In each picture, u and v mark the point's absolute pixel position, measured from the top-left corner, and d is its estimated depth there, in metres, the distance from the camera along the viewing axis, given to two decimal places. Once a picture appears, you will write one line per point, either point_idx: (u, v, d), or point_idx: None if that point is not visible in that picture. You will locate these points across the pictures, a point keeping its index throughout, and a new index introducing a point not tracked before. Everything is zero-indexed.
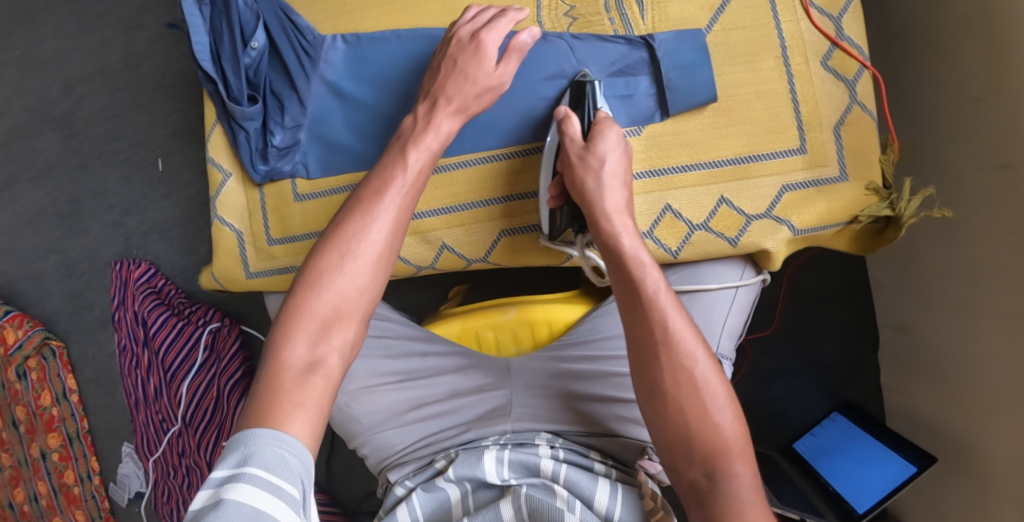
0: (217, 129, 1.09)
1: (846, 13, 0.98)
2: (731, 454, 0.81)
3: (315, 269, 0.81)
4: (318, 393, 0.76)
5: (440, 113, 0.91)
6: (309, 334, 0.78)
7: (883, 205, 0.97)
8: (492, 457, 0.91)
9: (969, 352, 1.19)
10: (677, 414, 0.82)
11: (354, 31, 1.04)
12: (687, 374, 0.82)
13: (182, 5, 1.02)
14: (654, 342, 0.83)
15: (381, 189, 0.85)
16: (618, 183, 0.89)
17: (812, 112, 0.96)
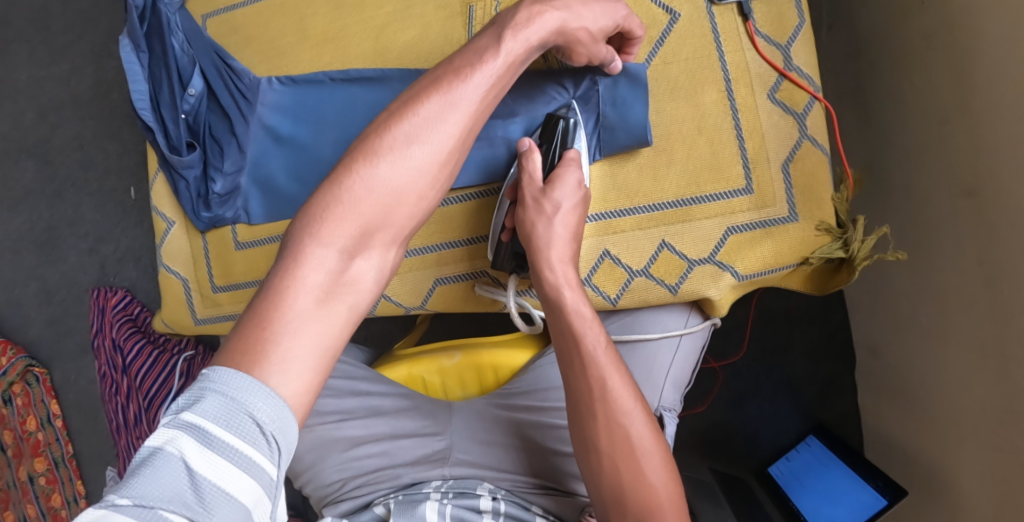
0: (159, 178, 1.08)
1: (795, 40, 0.93)
2: (664, 515, 0.79)
3: (375, 150, 0.73)
4: (342, 313, 0.68)
5: (543, 11, 0.80)
6: (346, 235, 0.70)
7: (835, 246, 0.92)
8: (433, 509, 0.86)
9: (940, 379, 1.14)
10: (613, 475, 0.80)
11: (288, 73, 1.03)
12: (622, 433, 0.80)
13: (119, 53, 1.02)
14: (589, 398, 0.81)
15: (464, 73, 0.77)
16: (565, 229, 0.83)
17: (757, 148, 0.92)
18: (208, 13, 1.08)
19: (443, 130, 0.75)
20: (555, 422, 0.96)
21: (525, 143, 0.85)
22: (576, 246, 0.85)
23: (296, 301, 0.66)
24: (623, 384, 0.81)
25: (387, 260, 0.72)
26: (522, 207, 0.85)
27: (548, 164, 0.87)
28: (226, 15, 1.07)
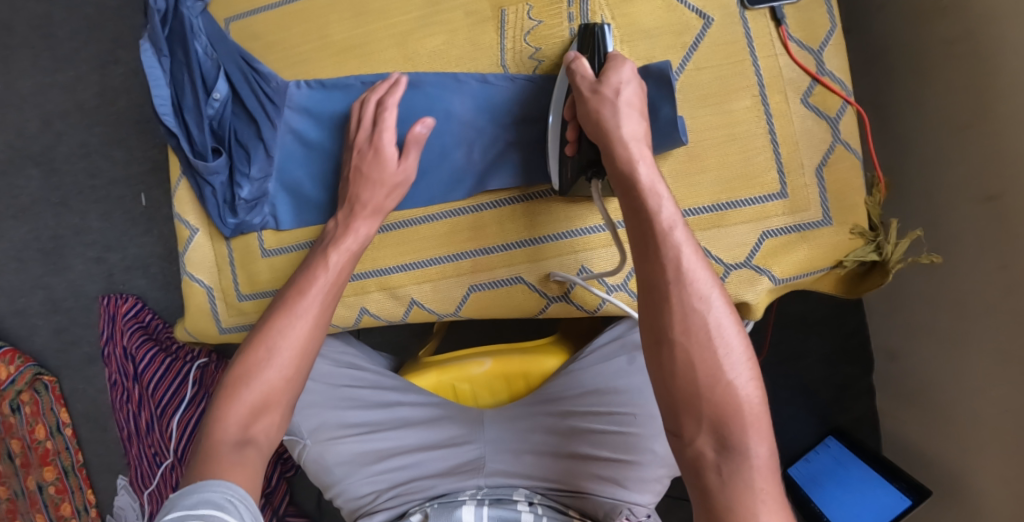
0: (182, 184, 1.07)
1: (827, 46, 0.93)
2: (744, 422, 0.71)
3: (245, 358, 0.83)
4: (251, 469, 0.77)
5: (357, 216, 0.91)
6: (240, 415, 0.80)
7: (869, 249, 0.93)
8: (470, 511, 0.88)
9: (959, 385, 1.13)
10: (685, 372, 0.73)
11: (316, 77, 1.00)
12: (699, 320, 0.73)
13: (140, 56, 0.99)
14: (664, 281, 0.74)
15: (302, 287, 0.87)
16: (633, 113, 0.81)
17: (790, 154, 0.92)
18: (231, 16, 1.04)
19: (297, 328, 0.85)
20: (591, 428, 0.92)
21: (570, 55, 0.86)
22: (645, 127, 0.82)
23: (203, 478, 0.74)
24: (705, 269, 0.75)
25: (277, 427, 0.82)
26: (585, 99, 0.83)
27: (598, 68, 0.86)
28: (246, 20, 1.03)
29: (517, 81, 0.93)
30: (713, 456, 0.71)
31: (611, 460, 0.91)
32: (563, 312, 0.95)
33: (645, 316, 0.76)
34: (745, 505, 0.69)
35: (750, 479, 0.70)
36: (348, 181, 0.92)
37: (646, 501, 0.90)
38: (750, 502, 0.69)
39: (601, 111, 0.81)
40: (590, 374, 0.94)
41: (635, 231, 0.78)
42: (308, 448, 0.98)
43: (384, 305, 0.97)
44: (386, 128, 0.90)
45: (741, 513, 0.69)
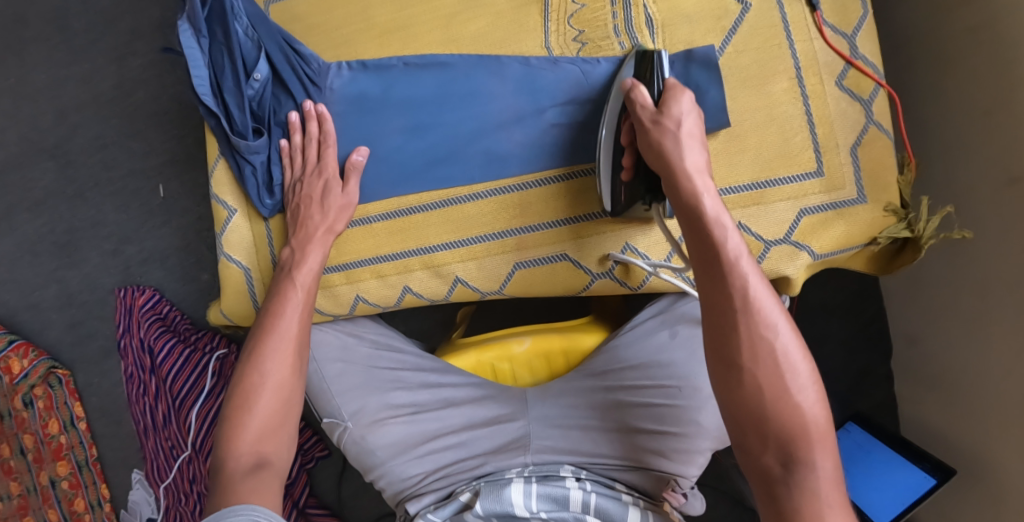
0: (221, 164, 1.05)
1: (859, 30, 0.96)
2: (811, 440, 0.78)
3: (240, 394, 0.88)
4: (270, 488, 0.84)
5: (311, 239, 0.95)
6: (249, 442, 0.86)
7: (901, 226, 0.95)
8: (520, 490, 0.89)
9: (985, 370, 1.16)
10: (755, 395, 0.79)
11: (359, 58, 1.00)
12: (767, 347, 0.79)
13: (180, 37, 0.98)
14: (732, 310, 0.80)
15: (277, 312, 0.93)
16: (694, 146, 0.84)
17: (827, 134, 0.95)
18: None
19: (277, 354, 0.90)
20: (635, 402, 0.95)
21: (626, 81, 0.88)
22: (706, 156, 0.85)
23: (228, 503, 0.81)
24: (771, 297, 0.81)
25: (286, 444, 0.89)
26: (645, 129, 0.85)
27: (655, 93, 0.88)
28: (286, 2, 1.04)
29: (561, 63, 0.95)
30: (783, 470, 0.78)
31: (657, 434, 0.93)
32: (607, 289, 0.98)
33: (714, 342, 0.82)
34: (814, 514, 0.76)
35: (818, 490, 0.76)
36: (293, 211, 0.98)
37: (688, 472, 0.93)
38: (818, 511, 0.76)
39: (664, 145, 0.84)
40: (632, 349, 0.96)
41: (700, 262, 0.83)
42: (350, 429, 0.99)
43: (429, 284, 1.00)
44: (326, 162, 0.97)
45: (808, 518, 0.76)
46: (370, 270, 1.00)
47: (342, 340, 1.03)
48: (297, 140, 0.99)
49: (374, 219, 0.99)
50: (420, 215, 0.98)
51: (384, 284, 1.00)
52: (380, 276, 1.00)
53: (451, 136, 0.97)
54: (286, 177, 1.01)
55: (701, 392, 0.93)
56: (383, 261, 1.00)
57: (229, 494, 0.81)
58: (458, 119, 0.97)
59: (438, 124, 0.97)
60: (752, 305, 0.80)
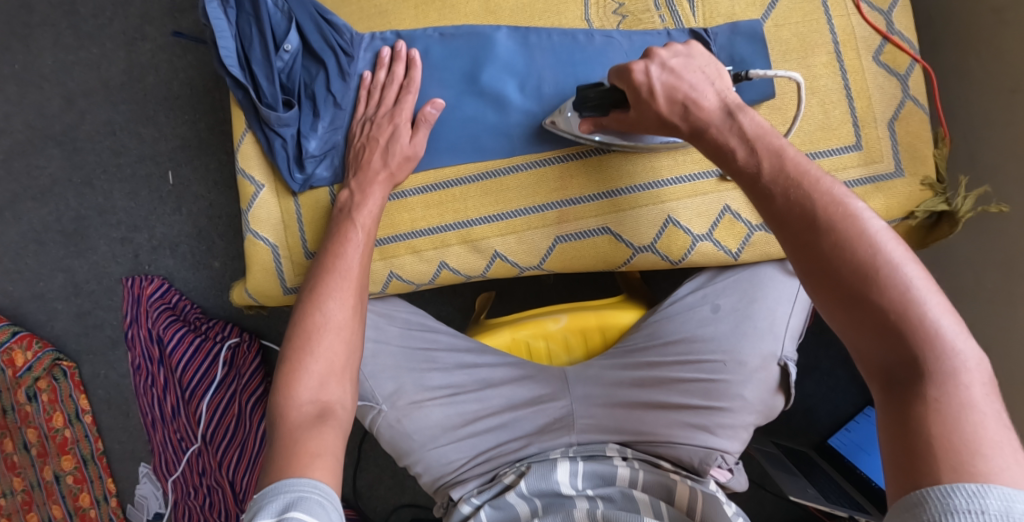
0: (247, 137, 1.03)
1: (895, 7, 0.96)
2: (909, 320, 0.66)
3: (308, 337, 0.86)
4: (334, 435, 0.80)
5: (372, 183, 0.95)
6: (311, 385, 0.83)
7: (939, 201, 0.96)
8: (566, 469, 0.89)
9: (1002, 344, 1.11)
10: (851, 309, 0.69)
11: (393, 29, 1.00)
12: (828, 230, 0.71)
13: (206, 8, 0.95)
14: (785, 202, 0.74)
15: (341, 250, 0.92)
16: (702, 89, 0.82)
17: (865, 109, 0.96)
18: None
19: (342, 304, 0.89)
20: (678, 378, 0.94)
21: (582, 127, 0.91)
22: (725, 98, 0.82)
23: (295, 464, 0.75)
24: (853, 199, 0.72)
25: (349, 392, 0.86)
26: (650, 118, 0.85)
27: (606, 106, 0.89)
28: None
29: (597, 37, 0.97)
30: (902, 384, 0.66)
31: (701, 409, 0.94)
32: (647, 263, 0.98)
33: (795, 265, 0.73)
34: (949, 422, 0.63)
35: (952, 398, 0.64)
36: (357, 151, 0.97)
37: (732, 448, 0.93)
38: (953, 418, 0.63)
39: (676, 113, 0.83)
40: (673, 325, 0.96)
41: (762, 188, 0.76)
42: (385, 413, 0.97)
43: (466, 260, 0.99)
44: (402, 105, 0.96)
45: (926, 415, 0.64)
46: (405, 246, 0.99)
47: (374, 319, 1.02)
48: (381, 77, 0.98)
49: (410, 193, 0.98)
50: (458, 188, 0.98)
51: (419, 260, 0.99)
52: (415, 251, 0.99)
53: (486, 109, 0.97)
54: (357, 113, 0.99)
55: (746, 366, 0.94)
56: (418, 236, 0.99)
57: (293, 442, 0.77)
58: (497, 88, 0.97)
59: (475, 95, 0.98)
60: (829, 213, 0.71)
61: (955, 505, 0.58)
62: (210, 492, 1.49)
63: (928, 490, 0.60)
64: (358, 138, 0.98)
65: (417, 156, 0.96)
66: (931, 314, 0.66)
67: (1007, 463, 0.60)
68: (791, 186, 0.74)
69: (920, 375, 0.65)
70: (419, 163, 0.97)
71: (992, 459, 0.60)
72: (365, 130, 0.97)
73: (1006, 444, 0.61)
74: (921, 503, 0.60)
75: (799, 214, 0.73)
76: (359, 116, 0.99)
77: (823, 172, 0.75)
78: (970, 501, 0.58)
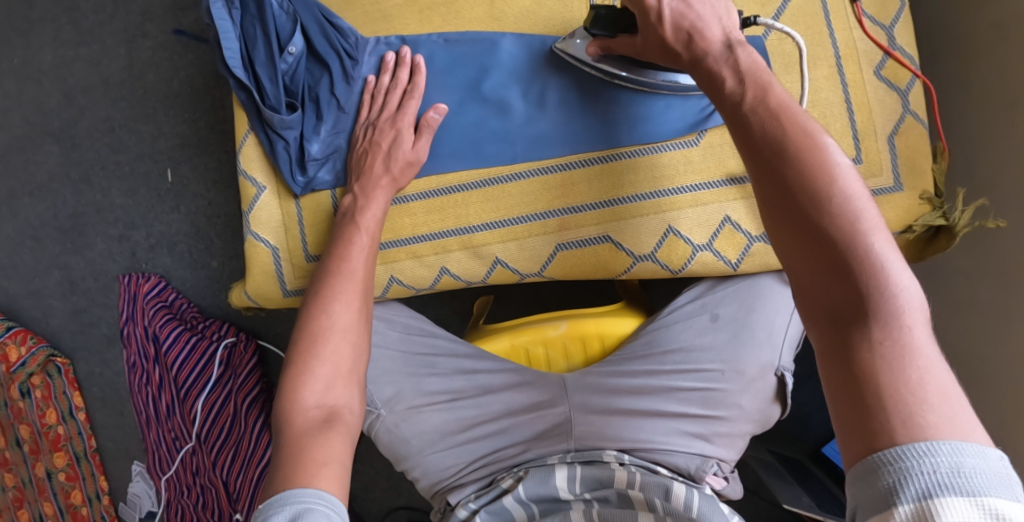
0: (250, 139, 1.03)
1: (897, 22, 0.97)
2: (863, 256, 0.67)
3: (315, 344, 0.86)
4: (341, 442, 0.81)
5: (375, 187, 0.95)
6: (317, 389, 0.84)
7: (936, 214, 0.97)
8: (564, 474, 0.89)
9: (998, 356, 1.12)
10: (809, 240, 0.69)
11: (398, 34, 1.00)
12: (797, 159, 0.71)
13: (211, 9, 0.95)
14: (757, 129, 0.75)
15: (345, 251, 0.93)
16: (711, 19, 0.81)
17: (865, 122, 0.97)
18: None
19: (347, 306, 0.89)
20: (677, 386, 0.95)
21: (588, 49, 0.91)
22: (732, 29, 0.81)
23: (302, 474, 0.76)
24: (826, 135, 0.73)
25: (357, 396, 0.86)
26: (653, 43, 0.84)
27: (615, 30, 0.88)
28: None
29: None
30: (847, 319, 0.66)
31: (697, 417, 0.95)
32: (647, 272, 0.99)
33: (760, 192, 0.73)
34: (888, 361, 0.63)
35: (894, 338, 0.64)
36: (359, 155, 0.97)
37: (728, 455, 0.95)
38: (894, 360, 0.63)
39: (677, 40, 0.82)
40: (672, 333, 0.97)
41: (737, 117, 0.77)
42: (383, 417, 0.97)
43: (467, 265, 1.00)
44: (405, 110, 0.96)
45: (869, 354, 0.64)
46: (405, 251, 0.99)
47: (374, 324, 1.02)
48: (384, 81, 0.98)
49: (412, 198, 0.99)
50: (460, 194, 0.98)
51: (421, 265, 1.00)
52: (416, 257, 0.99)
53: (490, 116, 0.98)
54: (360, 117, 0.99)
55: (744, 375, 0.95)
56: (420, 242, 0.99)
57: (300, 451, 0.78)
58: (501, 95, 0.98)
59: (479, 102, 0.98)
60: (801, 144, 0.72)
61: (908, 467, 0.58)
62: (203, 492, 1.48)
63: (882, 454, 0.60)
64: (362, 142, 0.98)
65: (420, 162, 0.96)
66: (883, 254, 0.66)
67: (947, 412, 0.61)
68: (768, 117, 0.74)
69: (866, 311, 0.66)
70: (422, 168, 0.97)
71: (946, 423, 0.60)
72: (368, 134, 0.97)
73: (942, 391, 0.62)
74: (875, 469, 0.60)
75: (770, 142, 0.73)
76: (362, 120, 0.99)
77: (802, 108, 0.75)
78: (922, 462, 0.58)
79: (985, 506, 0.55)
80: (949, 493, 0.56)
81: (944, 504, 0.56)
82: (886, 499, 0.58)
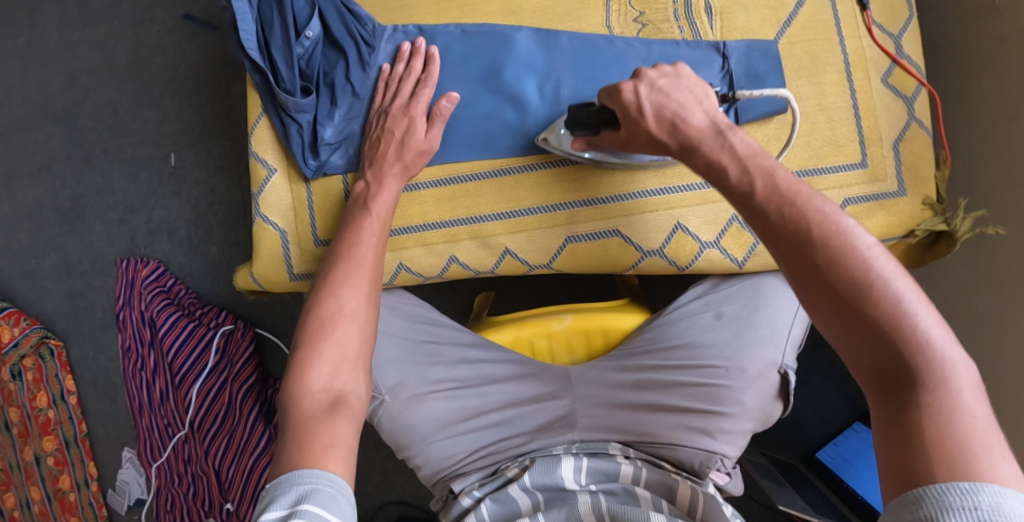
0: (263, 121, 1.03)
1: (905, 31, 1.00)
2: (903, 328, 0.67)
3: (321, 331, 0.86)
4: (347, 425, 0.80)
5: (386, 174, 0.96)
6: (325, 372, 0.84)
7: (938, 220, 0.99)
8: (570, 465, 0.90)
9: (992, 364, 1.14)
10: (847, 318, 0.69)
11: (415, 23, 1.01)
12: (822, 247, 0.71)
13: None
14: (777, 218, 0.74)
15: (356, 238, 0.93)
16: (691, 108, 0.83)
17: (871, 127, 0.99)
18: None
19: (357, 294, 0.89)
20: (679, 382, 0.96)
21: (575, 145, 0.93)
22: (717, 116, 0.82)
23: (307, 455, 0.76)
24: (843, 214, 0.72)
25: (362, 381, 0.86)
26: (641, 137, 0.86)
27: (596, 125, 0.90)
28: None
29: (616, 44, 0.99)
30: (897, 390, 0.67)
31: (702, 412, 0.95)
32: (654, 267, 1.00)
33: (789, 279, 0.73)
34: (946, 427, 0.64)
35: (943, 402, 0.65)
36: (372, 142, 0.98)
37: (730, 451, 0.95)
38: (946, 423, 0.64)
39: (666, 130, 0.83)
40: (678, 329, 0.98)
41: (753, 207, 0.76)
42: (387, 404, 0.97)
43: (476, 255, 1.00)
44: (418, 98, 0.96)
45: (926, 424, 0.64)
46: (416, 238, 1.00)
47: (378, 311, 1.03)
48: (399, 70, 0.99)
49: (424, 186, 0.99)
50: (471, 183, 0.99)
51: (429, 253, 1.00)
52: (425, 245, 1.00)
53: (503, 108, 0.99)
54: (374, 104, 1.00)
55: (747, 372, 0.95)
56: (430, 229, 1.00)
57: (303, 433, 0.78)
58: (516, 88, 0.99)
59: (494, 93, 0.99)
60: (822, 228, 0.71)
61: (950, 502, 0.60)
62: (195, 481, 1.48)
63: (926, 488, 0.62)
64: (375, 129, 0.98)
65: (433, 151, 0.97)
66: (925, 324, 0.67)
67: (1000, 461, 0.62)
68: (785, 204, 0.74)
69: (915, 382, 0.66)
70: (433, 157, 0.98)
71: (990, 467, 0.62)
72: (382, 121, 0.97)
73: (998, 446, 0.63)
74: (917, 501, 0.61)
75: (792, 230, 0.72)
76: (377, 107, 1.00)
77: (812, 189, 0.74)
78: (964, 499, 0.60)
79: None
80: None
81: None
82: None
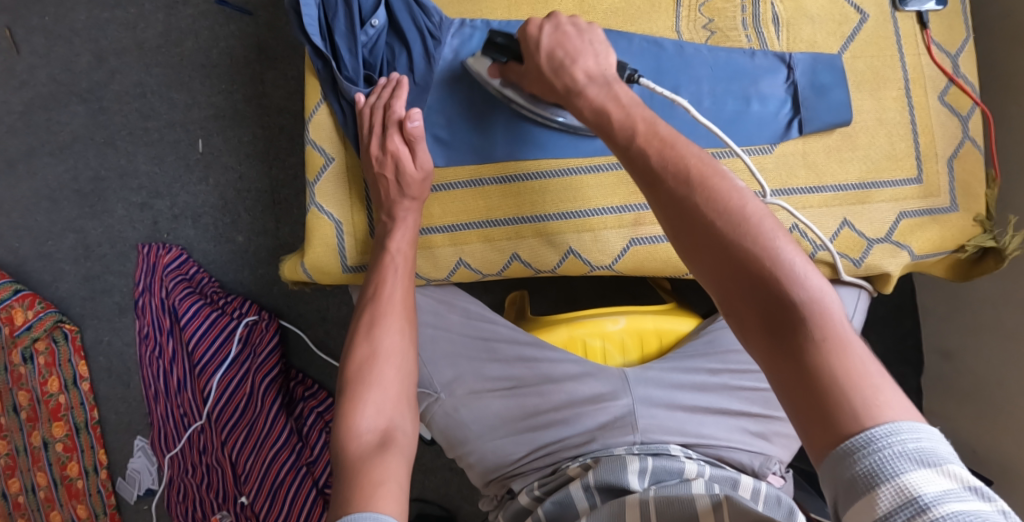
0: (321, 109, 1.02)
1: (962, 52, 1.02)
2: (782, 265, 0.68)
3: (364, 377, 0.86)
4: (397, 462, 0.79)
5: (400, 206, 0.96)
6: (372, 412, 0.84)
7: (987, 237, 1.01)
8: (636, 468, 0.88)
9: (1017, 380, 1.16)
10: (726, 260, 0.69)
11: (484, 17, 1.00)
12: (704, 189, 0.71)
13: None
14: (659, 165, 0.74)
15: (382, 276, 0.94)
16: (582, 55, 0.87)
17: (928, 144, 1.01)
18: None
19: (396, 337, 0.90)
20: (737, 385, 0.99)
21: (490, 71, 0.95)
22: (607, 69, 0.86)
23: (362, 494, 0.74)
24: (718, 163, 0.74)
25: (408, 420, 0.86)
26: (532, 72, 0.90)
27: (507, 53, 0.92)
28: None
29: (686, 49, 1.00)
30: (780, 323, 0.66)
31: (758, 416, 0.98)
32: None
33: (669, 227, 0.73)
34: (836, 360, 0.64)
35: (831, 336, 0.65)
36: (373, 179, 0.97)
37: (782, 455, 0.99)
38: (832, 354, 0.64)
39: (552, 68, 0.87)
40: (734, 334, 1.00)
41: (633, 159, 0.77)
42: (442, 401, 0.98)
43: (538, 253, 1.00)
44: (393, 132, 0.94)
45: (813, 353, 0.64)
46: (477, 233, 1.00)
47: (433, 306, 1.03)
48: (371, 100, 0.96)
49: (488, 181, 0.99)
50: (538, 181, 0.99)
51: (491, 249, 1.00)
52: (487, 240, 1.00)
53: None
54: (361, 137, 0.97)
55: None
56: (493, 225, 1.00)
57: (354, 473, 0.77)
58: None
59: None
60: (702, 173, 0.72)
61: (879, 449, 0.60)
62: (209, 472, 1.43)
63: (851, 442, 0.61)
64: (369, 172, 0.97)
65: (428, 174, 0.97)
66: (794, 258, 0.68)
67: (885, 386, 0.63)
68: (663, 150, 0.75)
69: (797, 314, 0.66)
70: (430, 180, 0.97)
71: (893, 403, 0.62)
72: (370, 166, 0.97)
73: (879, 376, 0.64)
74: (849, 456, 0.60)
75: (673, 173, 0.73)
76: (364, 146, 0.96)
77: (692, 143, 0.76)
78: (889, 441, 0.60)
79: (950, 473, 0.59)
80: (920, 466, 0.59)
81: (913, 478, 0.58)
82: (867, 483, 0.59)
